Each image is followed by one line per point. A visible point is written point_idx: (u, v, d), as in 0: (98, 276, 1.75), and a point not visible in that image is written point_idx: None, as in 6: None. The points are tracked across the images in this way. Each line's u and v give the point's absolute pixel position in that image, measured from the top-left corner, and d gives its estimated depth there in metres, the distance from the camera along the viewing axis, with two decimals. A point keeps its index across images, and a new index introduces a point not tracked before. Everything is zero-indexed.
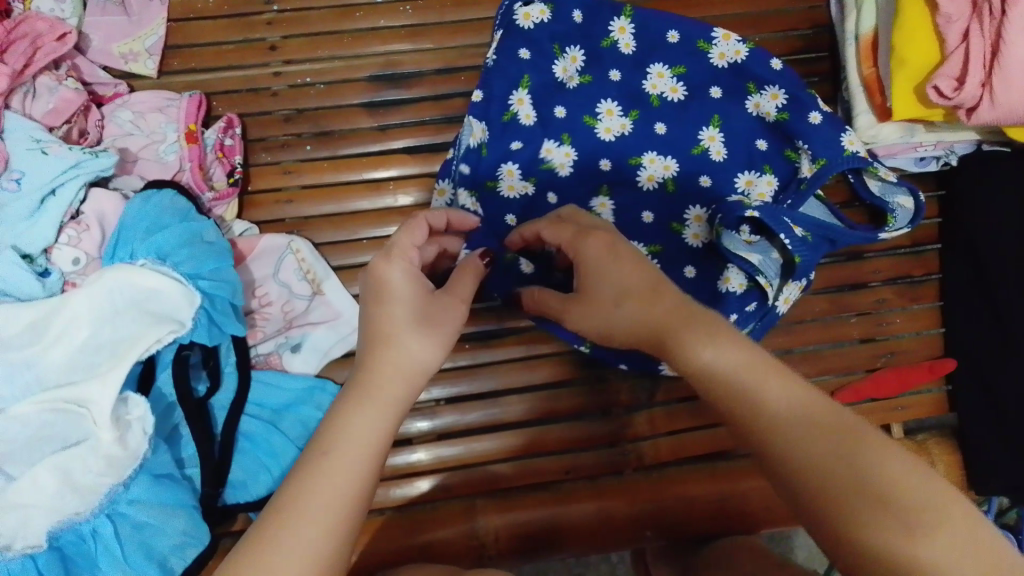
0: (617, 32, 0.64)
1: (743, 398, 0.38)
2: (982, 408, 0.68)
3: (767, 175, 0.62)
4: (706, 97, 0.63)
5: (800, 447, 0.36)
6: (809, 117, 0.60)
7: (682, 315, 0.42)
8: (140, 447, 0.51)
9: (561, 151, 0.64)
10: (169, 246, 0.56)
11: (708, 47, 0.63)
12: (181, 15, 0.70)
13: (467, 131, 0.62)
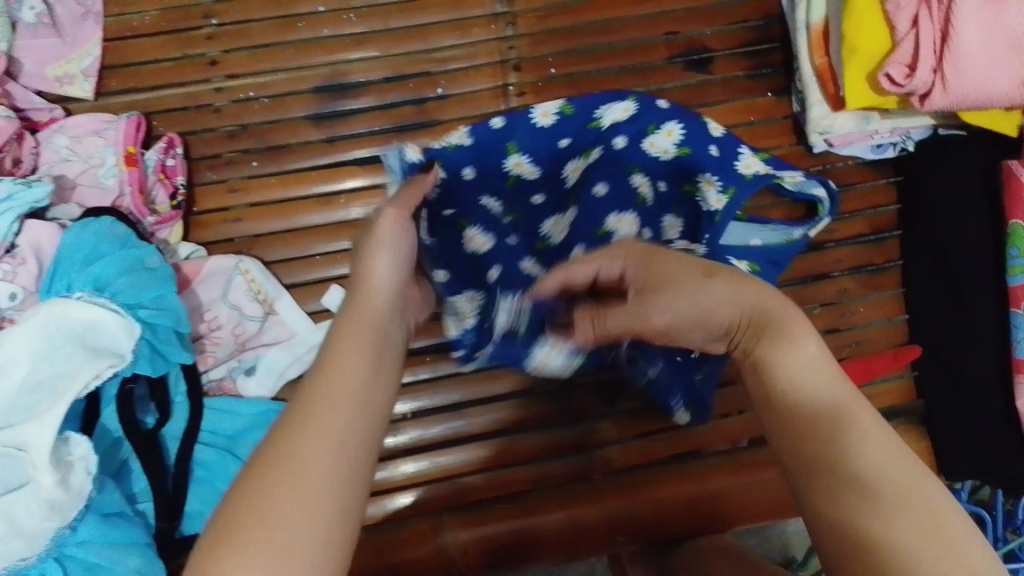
0: (517, 155, 0.62)
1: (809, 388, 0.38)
2: (948, 395, 0.68)
3: (673, 217, 0.63)
4: (619, 153, 0.61)
5: (817, 435, 0.36)
6: (708, 149, 0.60)
7: (758, 314, 0.41)
8: (84, 488, 0.49)
9: (530, 267, 0.62)
10: (108, 276, 0.54)
11: (599, 121, 0.62)
12: (117, 33, 0.68)
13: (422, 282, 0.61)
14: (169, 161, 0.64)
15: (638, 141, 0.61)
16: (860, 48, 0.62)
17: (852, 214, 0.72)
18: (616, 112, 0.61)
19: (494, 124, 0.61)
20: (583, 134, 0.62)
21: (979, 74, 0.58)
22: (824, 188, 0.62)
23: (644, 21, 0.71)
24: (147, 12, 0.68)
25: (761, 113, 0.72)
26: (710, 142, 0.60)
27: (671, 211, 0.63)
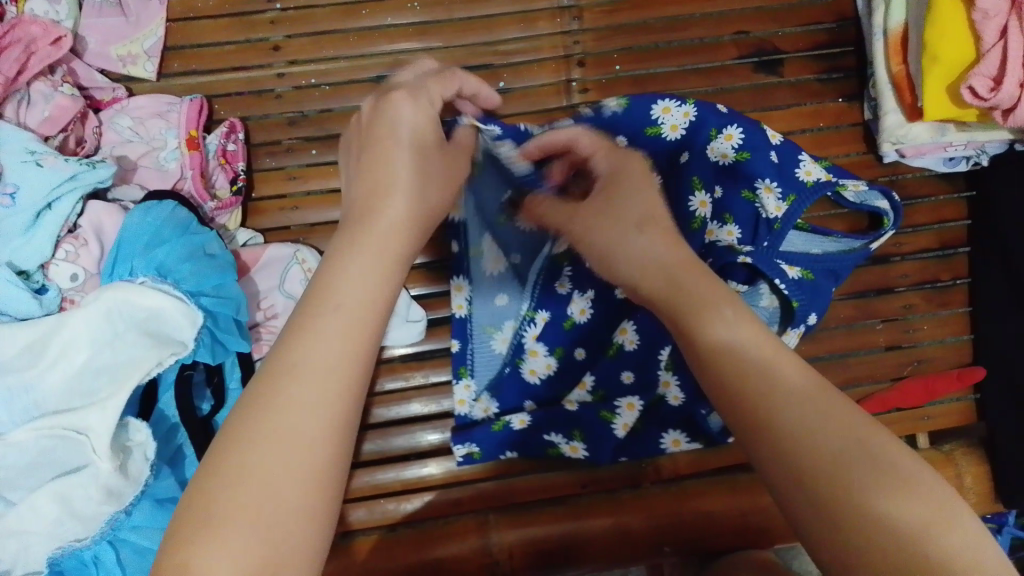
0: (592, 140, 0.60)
1: (781, 378, 0.35)
2: (1011, 419, 0.66)
3: (729, 224, 0.58)
4: (676, 166, 0.61)
5: (800, 415, 0.34)
6: (769, 157, 0.58)
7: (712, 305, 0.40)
8: (141, 474, 0.49)
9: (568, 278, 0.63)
10: (170, 261, 0.53)
11: (658, 129, 0.61)
12: (181, 14, 0.67)
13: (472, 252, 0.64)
14: (230, 146, 0.64)
15: (697, 151, 0.60)
16: (942, 57, 0.60)
17: (920, 228, 0.69)
18: (676, 116, 0.61)
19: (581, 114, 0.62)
20: (644, 140, 0.61)
21: None
22: (886, 200, 0.60)
23: (714, 21, 0.69)
24: None
25: (831, 120, 0.70)
26: (768, 149, 0.59)
27: (722, 220, 0.59)
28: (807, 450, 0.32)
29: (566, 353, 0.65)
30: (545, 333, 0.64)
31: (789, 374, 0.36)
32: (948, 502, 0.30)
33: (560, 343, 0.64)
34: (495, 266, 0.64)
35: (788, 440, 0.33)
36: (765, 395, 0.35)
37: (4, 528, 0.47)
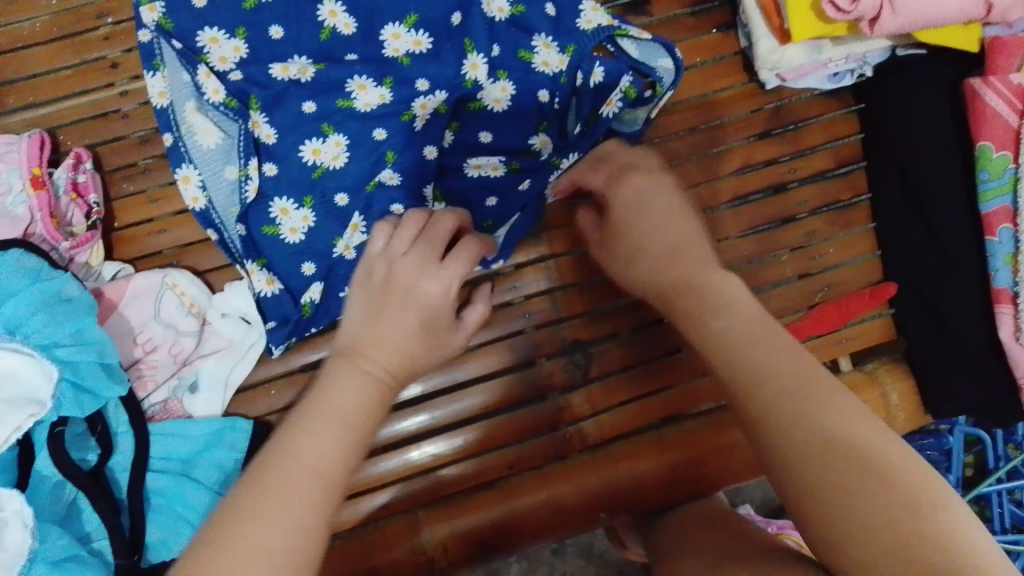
0: (328, 16, 0.57)
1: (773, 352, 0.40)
2: (928, 328, 0.65)
3: (501, 81, 0.58)
4: (448, 27, 0.58)
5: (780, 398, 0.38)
6: (580, 21, 0.58)
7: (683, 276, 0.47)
8: (21, 543, 0.48)
9: (373, 91, 0.57)
10: (20, 316, 0.50)
11: None
12: (8, 45, 0.63)
13: (194, 130, 0.58)
14: (81, 177, 0.60)
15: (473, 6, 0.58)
16: None
17: (814, 149, 0.67)
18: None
19: None
20: None
21: None
22: (669, 57, 0.59)
23: None
24: (37, 18, 0.63)
25: (709, 52, 0.67)
26: (544, 1, 0.58)
27: (494, 75, 0.58)
28: (782, 412, 0.37)
29: (321, 202, 0.58)
30: (279, 183, 0.57)
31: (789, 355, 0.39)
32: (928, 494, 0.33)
33: (308, 189, 0.57)
34: (207, 138, 0.58)
35: (776, 422, 0.37)
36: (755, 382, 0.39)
37: None
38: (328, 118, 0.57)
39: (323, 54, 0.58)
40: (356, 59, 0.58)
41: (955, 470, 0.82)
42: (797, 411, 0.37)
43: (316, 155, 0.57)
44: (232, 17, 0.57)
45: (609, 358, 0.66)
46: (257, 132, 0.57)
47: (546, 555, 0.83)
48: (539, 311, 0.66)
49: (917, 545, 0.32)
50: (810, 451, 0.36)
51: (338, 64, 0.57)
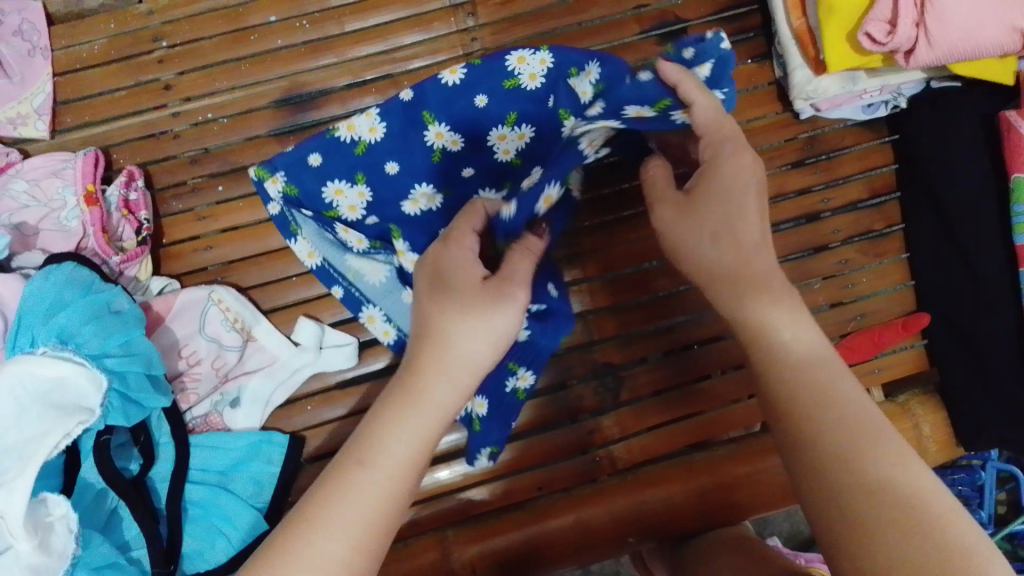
0: (434, 139, 0.53)
1: (839, 392, 0.39)
2: (960, 359, 0.65)
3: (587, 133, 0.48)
4: (547, 113, 0.50)
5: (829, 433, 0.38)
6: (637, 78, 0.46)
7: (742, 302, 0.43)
8: (66, 547, 0.48)
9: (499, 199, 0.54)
10: (72, 327, 0.52)
11: (576, 76, 0.49)
12: (67, 67, 0.66)
13: (364, 270, 0.59)
14: (132, 195, 0.62)
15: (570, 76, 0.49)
16: (837, 7, 0.58)
17: (847, 179, 0.68)
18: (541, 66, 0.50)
19: (404, 99, 0.53)
20: (500, 95, 0.51)
21: (961, 27, 0.55)
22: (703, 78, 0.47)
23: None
24: (95, 41, 0.66)
25: (744, 82, 0.68)
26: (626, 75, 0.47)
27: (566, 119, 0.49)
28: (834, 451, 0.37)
29: None
30: None
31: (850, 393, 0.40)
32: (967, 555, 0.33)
33: None
34: (376, 276, 0.58)
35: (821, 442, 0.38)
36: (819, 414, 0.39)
37: None
38: None
39: (442, 176, 0.54)
40: (473, 173, 0.54)
41: (987, 506, 0.81)
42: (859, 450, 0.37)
43: None
44: (346, 164, 0.54)
45: (641, 382, 0.66)
46: (404, 261, 0.55)
47: None
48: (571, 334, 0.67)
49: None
50: (842, 494, 0.36)
51: (461, 186, 0.54)
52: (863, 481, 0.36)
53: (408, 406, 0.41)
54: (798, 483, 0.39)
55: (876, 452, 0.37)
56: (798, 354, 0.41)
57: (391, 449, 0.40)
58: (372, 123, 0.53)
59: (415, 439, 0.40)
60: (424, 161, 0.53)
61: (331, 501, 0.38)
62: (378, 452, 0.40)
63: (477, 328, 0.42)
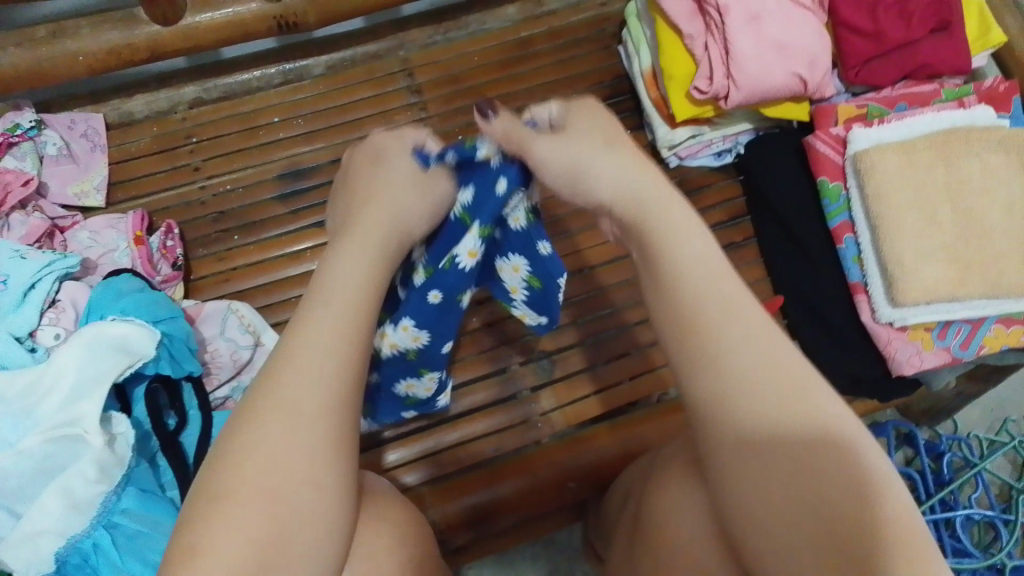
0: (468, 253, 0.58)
1: (719, 344, 0.45)
2: (809, 324, 0.84)
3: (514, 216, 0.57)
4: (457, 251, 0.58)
5: (761, 393, 0.44)
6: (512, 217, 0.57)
7: (671, 230, 0.51)
8: (125, 455, 0.65)
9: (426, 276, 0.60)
10: (129, 307, 0.70)
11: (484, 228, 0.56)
12: (120, 158, 0.88)
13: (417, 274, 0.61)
14: (170, 242, 0.82)
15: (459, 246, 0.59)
16: (675, 75, 0.84)
17: (709, 208, 0.90)
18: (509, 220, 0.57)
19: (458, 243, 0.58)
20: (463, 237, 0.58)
21: (758, 76, 0.79)
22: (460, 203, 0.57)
23: (525, 92, 0.94)
24: (141, 140, 0.89)
25: (626, 145, 0.92)
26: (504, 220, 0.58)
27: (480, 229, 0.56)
28: (771, 439, 0.43)
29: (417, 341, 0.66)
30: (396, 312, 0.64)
31: (762, 353, 0.45)
32: (864, 492, 0.40)
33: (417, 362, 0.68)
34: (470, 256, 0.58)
35: (748, 414, 0.43)
36: (716, 363, 0.45)
37: (21, 533, 0.61)
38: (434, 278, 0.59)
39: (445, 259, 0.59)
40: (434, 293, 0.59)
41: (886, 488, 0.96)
42: (754, 385, 0.44)
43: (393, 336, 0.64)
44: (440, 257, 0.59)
45: (568, 362, 0.85)
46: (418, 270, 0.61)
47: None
48: (512, 330, 0.86)
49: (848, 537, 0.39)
50: (770, 450, 0.42)
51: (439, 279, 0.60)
52: (766, 455, 0.42)
53: (292, 346, 0.43)
54: (720, 444, 0.45)
55: (767, 442, 0.43)
56: (697, 278, 0.48)
57: (299, 360, 0.42)
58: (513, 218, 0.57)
59: (325, 330, 0.44)
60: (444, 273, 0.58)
61: (254, 419, 0.40)
62: (294, 357, 0.43)
63: (383, 194, 0.57)
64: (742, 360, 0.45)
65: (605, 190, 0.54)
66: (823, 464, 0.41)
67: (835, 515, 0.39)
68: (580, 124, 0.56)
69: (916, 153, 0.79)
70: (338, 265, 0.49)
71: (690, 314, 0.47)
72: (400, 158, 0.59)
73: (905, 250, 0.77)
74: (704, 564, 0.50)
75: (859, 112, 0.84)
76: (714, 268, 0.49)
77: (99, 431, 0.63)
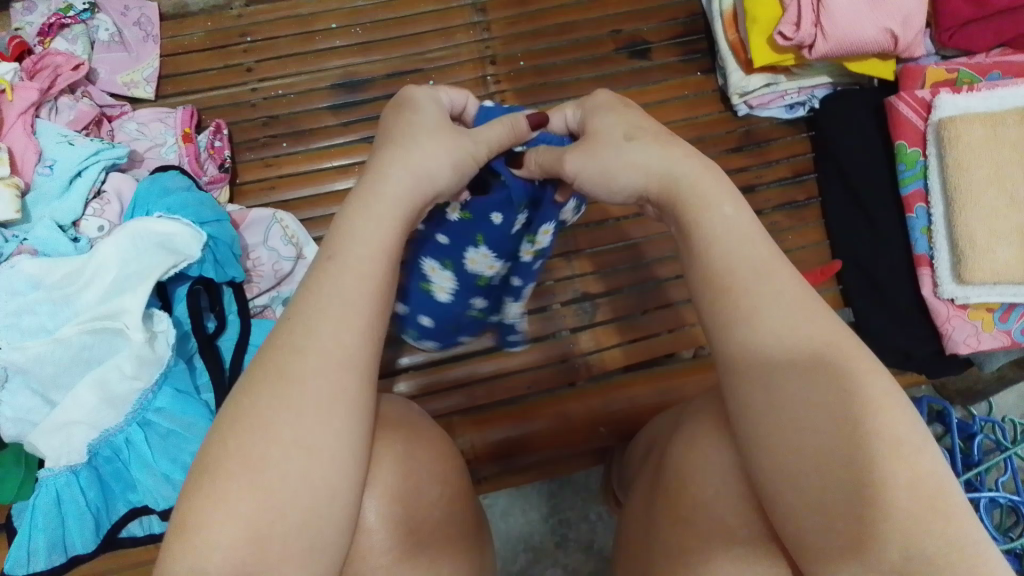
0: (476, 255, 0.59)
1: (744, 298, 0.41)
2: (867, 294, 0.81)
3: (480, 247, 0.58)
4: (491, 224, 0.55)
5: (776, 353, 0.39)
6: (491, 216, 0.54)
7: (693, 174, 0.46)
8: (164, 353, 0.64)
9: (478, 256, 0.59)
10: (177, 205, 0.69)
11: (478, 242, 0.57)
12: (171, 51, 0.85)
13: (478, 265, 0.60)
14: (218, 141, 0.79)
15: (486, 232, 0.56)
16: (759, 17, 0.79)
17: (777, 162, 0.86)
18: (479, 259, 0.59)
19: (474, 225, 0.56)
20: (468, 238, 0.57)
21: (848, 28, 0.75)
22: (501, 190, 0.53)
23: (595, 22, 0.89)
24: (195, 34, 0.86)
25: (694, 88, 0.88)
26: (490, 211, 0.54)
27: (475, 243, 0.58)
28: (790, 399, 0.38)
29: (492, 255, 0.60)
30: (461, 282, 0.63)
31: (784, 314, 0.40)
32: (886, 454, 0.36)
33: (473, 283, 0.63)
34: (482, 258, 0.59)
35: (760, 376, 0.39)
36: (743, 320, 0.41)
37: (54, 421, 0.62)
38: (479, 237, 0.57)
39: (489, 242, 0.57)
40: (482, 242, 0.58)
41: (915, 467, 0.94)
42: (771, 343, 0.40)
43: (474, 266, 0.60)
44: (483, 240, 0.57)
45: (612, 307, 0.82)
46: (478, 260, 0.60)
47: (554, 528, 0.92)
48: (558, 268, 0.83)
49: (856, 506, 0.36)
50: (791, 413, 0.38)
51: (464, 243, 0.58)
52: (780, 421, 0.38)
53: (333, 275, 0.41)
54: (734, 405, 0.41)
55: (784, 406, 0.38)
56: (720, 235, 0.43)
57: (333, 289, 0.40)
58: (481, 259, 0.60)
59: (342, 322, 0.39)
60: (475, 237, 0.57)
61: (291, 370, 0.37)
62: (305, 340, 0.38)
63: (412, 144, 0.46)
64: (770, 315, 0.40)
65: (637, 176, 0.47)
66: (848, 418, 0.37)
67: (849, 483, 0.36)
68: (615, 112, 0.50)
69: (1005, 125, 0.74)
70: (352, 234, 0.43)
71: (716, 271, 0.42)
72: (422, 98, 0.50)
73: (977, 225, 0.74)
74: (733, 521, 0.45)
75: (948, 77, 0.79)
76: (748, 233, 0.43)
77: (139, 327, 0.62)
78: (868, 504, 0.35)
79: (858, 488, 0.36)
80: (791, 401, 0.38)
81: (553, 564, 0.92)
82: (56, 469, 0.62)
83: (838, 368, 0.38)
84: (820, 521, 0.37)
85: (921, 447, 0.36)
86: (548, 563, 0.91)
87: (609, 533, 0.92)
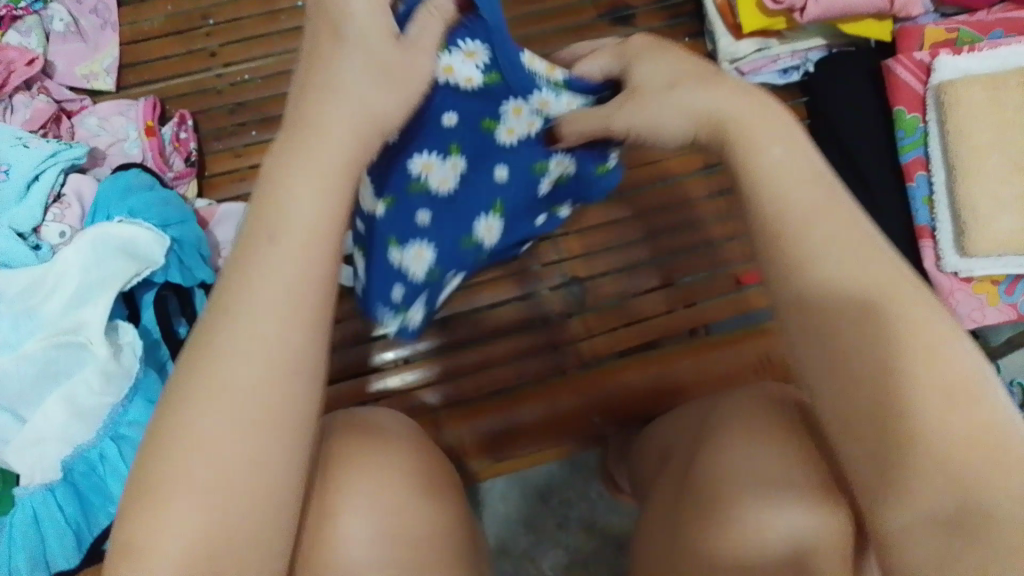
0: (510, 115, 0.50)
1: (811, 236, 0.38)
2: None
3: (451, 159, 0.51)
4: (482, 177, 0.54)
5: (839, 287, 0.36)
6: (445, 120, 0.48)
7: (758, 107, 0.41)
8: (132, 365, 0.61)
9: (522, 121, 0.51)
10: (139, 207, 0.66)
11: (495, 125, 0.50)
12: (131, 38, 0.81)
13: (507, 126, 0.51)
14: (183, 133, 0.76)
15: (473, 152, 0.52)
16: None
17: None
18: (518, 113, 0.49)
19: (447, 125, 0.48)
20: (468, 129, 0.49)
21: None
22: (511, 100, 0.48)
23: None
24: (156, 19, 0.81)
25: None
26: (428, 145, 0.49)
27: (445, 154, 0.50)
28: (854, 336, 0.36)
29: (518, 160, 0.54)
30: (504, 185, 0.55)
31: (851, 232, 0.38)
32: (958, 393, 0.34)
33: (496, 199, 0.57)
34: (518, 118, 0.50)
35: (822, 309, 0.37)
36: (809, 258, 0.37)
37: (22, 439, 0.60)
38: (456, 139, 0.50)
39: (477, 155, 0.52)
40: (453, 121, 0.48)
41: None
42: (838, 273, 0.37)
43: (425, 174, 0.50)
44: (452, 134, 0.49)
45: (603, 290, 0.81)
46: (516, 117, 0.50)
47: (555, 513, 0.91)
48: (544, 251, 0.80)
49: (921, 453, 0.34)
50: (856, 350, 0.35)
51: (486, 166, 0.53)
52: (846, 354, 0.36)
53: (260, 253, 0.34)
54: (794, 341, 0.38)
55: (852, 338, 0.36)
56: (784, 175, 0.39)
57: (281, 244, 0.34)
58: (515, 128, 0.51)
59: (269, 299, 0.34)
60: (478, 150, 0.52)
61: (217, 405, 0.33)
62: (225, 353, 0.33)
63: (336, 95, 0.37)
64: (828, 262, 0.37)
65: (683, 118, 0.42)
66: (907, 354, 0.35)
67: (915, 423, 0.34)
68: (659, 59, 0.44)
69: (1008, 86, 0.70)
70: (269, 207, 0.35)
71: (773, 209, 0.39)
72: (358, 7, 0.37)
73: (981, 193, 0.71)
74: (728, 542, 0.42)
75: (948, 36, 0.75)
76: (811, 172, 0.39)
77: (102, 341, 0.59)
78: (938, 447, 0.34)
79: (924, 430, 0.34)
80: (880, 357, 0.35)
81: (554, 550, 0.90)
82: (30, 488, 0.60)
83: (896, 299, 0.36)
84: (880, 470, 0.35)
85: (988, 394, 0.34)
86: (548, 547, 0.90)
87: (611, 516, 0.91)
